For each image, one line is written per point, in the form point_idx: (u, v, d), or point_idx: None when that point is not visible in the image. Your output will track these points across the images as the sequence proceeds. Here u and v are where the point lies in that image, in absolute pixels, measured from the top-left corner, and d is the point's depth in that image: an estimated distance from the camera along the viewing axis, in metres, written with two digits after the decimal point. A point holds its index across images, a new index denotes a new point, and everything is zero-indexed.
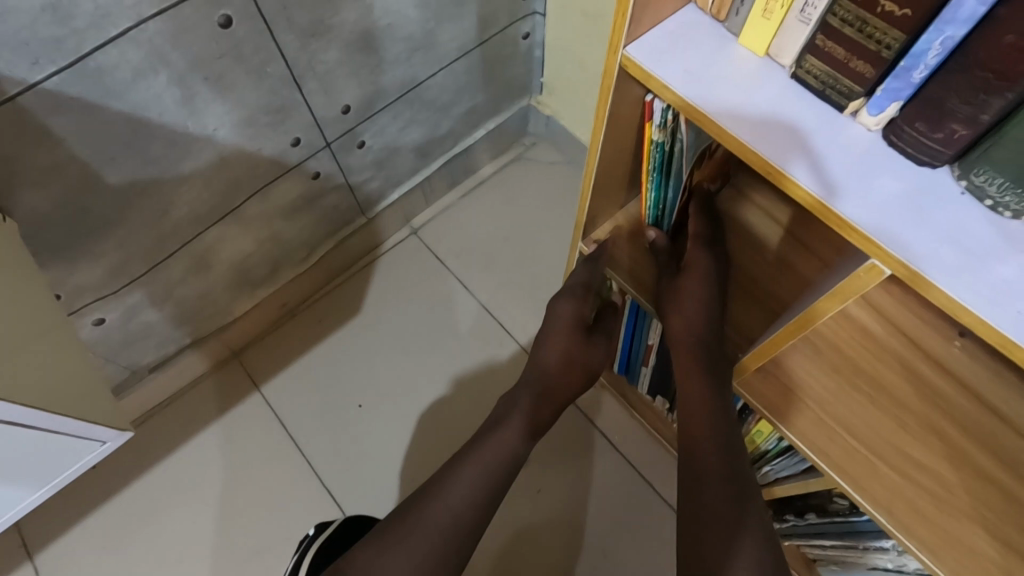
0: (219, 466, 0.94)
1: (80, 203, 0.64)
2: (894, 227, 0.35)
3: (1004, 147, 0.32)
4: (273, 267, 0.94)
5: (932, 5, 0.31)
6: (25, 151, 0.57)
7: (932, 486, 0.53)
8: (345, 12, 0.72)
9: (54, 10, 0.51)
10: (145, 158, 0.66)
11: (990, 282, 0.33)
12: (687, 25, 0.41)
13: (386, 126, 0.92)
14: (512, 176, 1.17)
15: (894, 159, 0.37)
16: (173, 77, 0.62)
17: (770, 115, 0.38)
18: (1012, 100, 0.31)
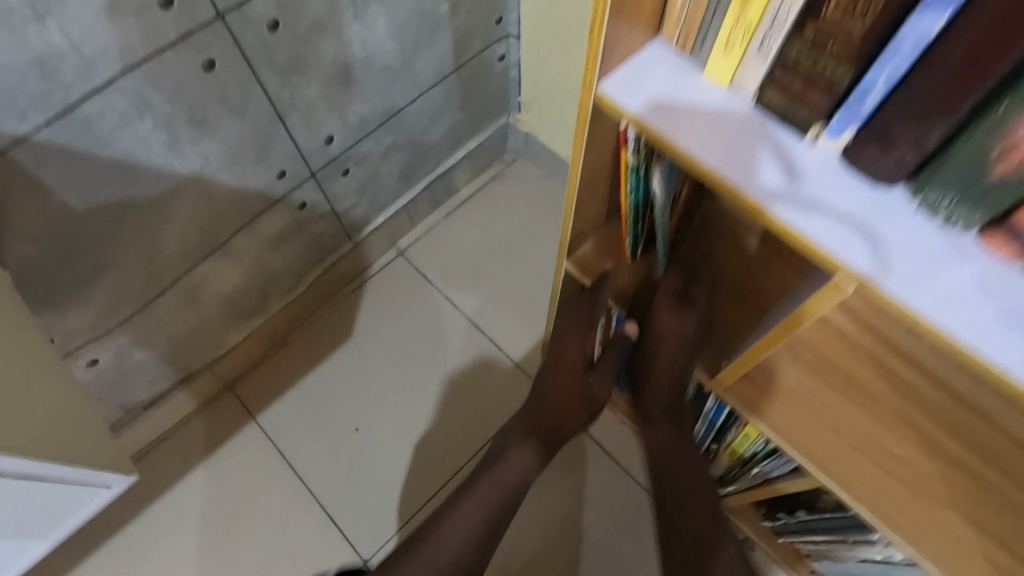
0: (218, 499, 0.95)
1: (71, 248, 0.65)
2: (854, 245, 0.37)
3: (950, 168, 0.34)
4: (263, 297, 0.95)
5: (877, 43, 0.33)
6: (15, 202, 0.58)
7: (910, 477, 0.55)
8: (324, 47, 0.74)
9: (41, 67, 0.52)
10: (133, 201, 0.67)
11: (945, 291, 0.35)
12: (654, 59, 0.43)
13: (369, 153, 0.93)
14: (494, 193, 1.19)
15: (853, 179, 0.39)
16: (159, 121, 0.63)
17: (734, 143, 0.40)
18: (954, 125, 0.33)
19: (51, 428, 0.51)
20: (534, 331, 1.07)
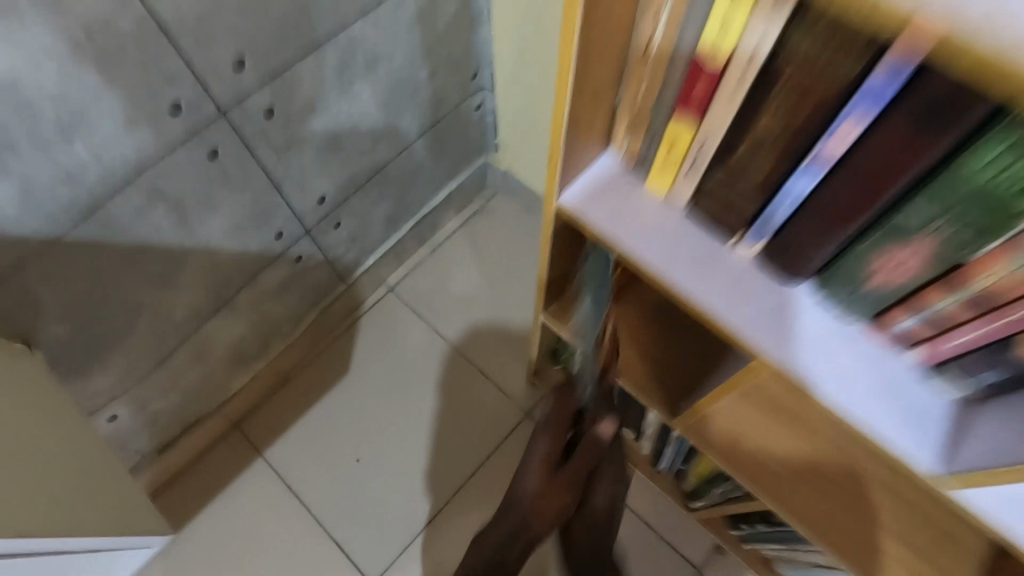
0: (231, 532, 1.02)
1: (94, 323, 0.71)
2: (767, 334, 0.46)
3: (833, 280, 0.43)
4: (265, 343, 1.02)
5: (771, 187, 0.41)
6: (45, 290, 0.64)
7: (848, 500, 0.63)
8: (315, 123, 0.80)
9: (68, 178, 0.59)
10: (149, 276, 0.73)
11: (834, 371, 0.45)
12: (605, 173, 0.52)
13: (358, 205, 1.00)
14: (477, 227, 1.27)
15: (766, 278, 0.47)
16: (170, 207, 0.70)
17: (671, 248, 0.49)
18: (833, 251, 0.41)
19: (80, 509, 0.59)
20: (519, 359, 1.15)
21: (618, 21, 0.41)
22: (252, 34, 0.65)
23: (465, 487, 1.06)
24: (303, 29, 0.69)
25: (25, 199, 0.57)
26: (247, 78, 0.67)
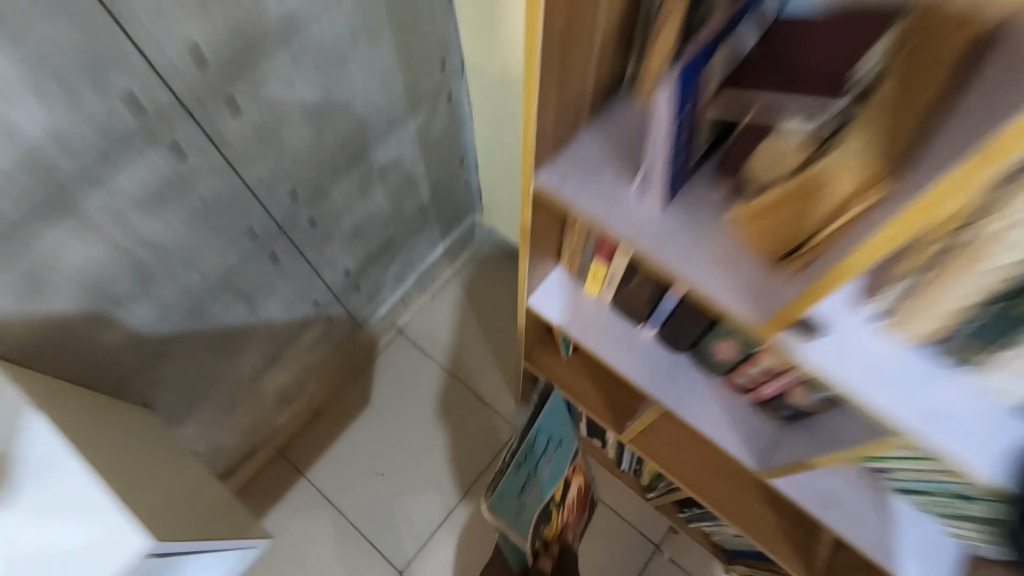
0: (284, 537, 1.27)
1: (189, 386, 0.96)
2: (660, 386, 0.72)
3: (696, 354, 0.69)
4: (303, 384, 1.26)
5: (651, 303, 0.67)
6: (162, 369, 0.89)
7: (743, 490, 0.91)
8: (342, 221, 1.04)
9: (182, 293, 0.83)
10: (227, 348, 0.98)
11: (702, 409, 0.71)
12: (557, 279, 0.77)
13: (373, 270, 1.24)
14: (469, 273, 1.51)
15: (660, 349, 0.73)
16: (242, 299, 0.94)
17: (600, 331, 0.75)
18: (691, 340, 0.67)
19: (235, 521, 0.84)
20: (509, 384, 1.40)
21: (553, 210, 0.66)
22: (300, 174, 0.89)
23: (470, 492, 1.31)
24: (335, 163, 0.93)
25: (156, 312, 0.81)
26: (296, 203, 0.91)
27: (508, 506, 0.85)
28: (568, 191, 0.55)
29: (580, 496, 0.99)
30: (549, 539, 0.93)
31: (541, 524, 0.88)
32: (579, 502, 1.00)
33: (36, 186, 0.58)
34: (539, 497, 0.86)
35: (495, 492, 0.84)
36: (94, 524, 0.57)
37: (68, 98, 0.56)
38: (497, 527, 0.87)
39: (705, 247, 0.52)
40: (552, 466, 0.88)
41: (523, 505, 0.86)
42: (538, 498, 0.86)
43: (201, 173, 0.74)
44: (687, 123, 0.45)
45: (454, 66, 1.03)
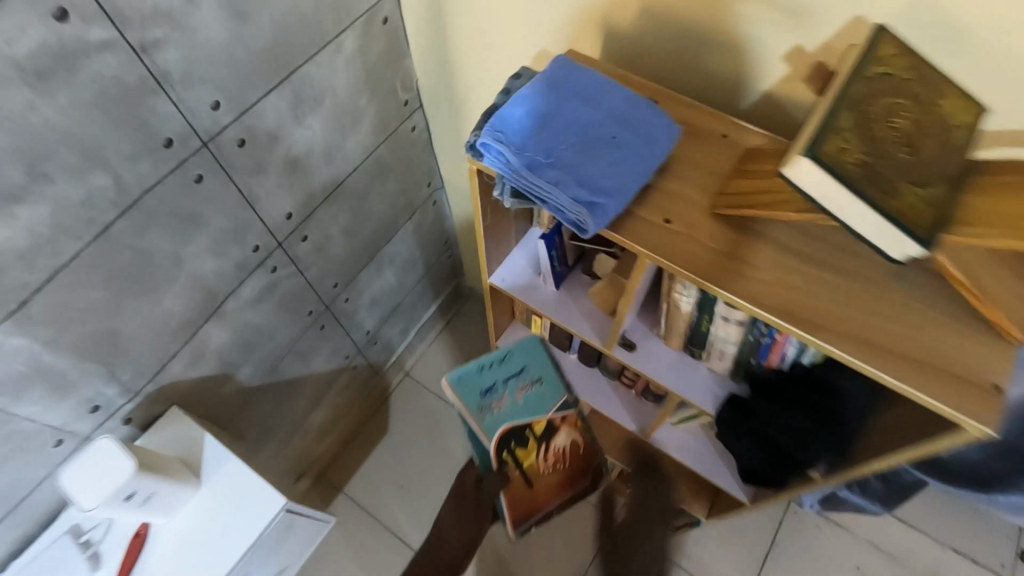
0: (331, 540, 1.61)
1: (264, 422, 1.35)
2: (584, 390, 1.13)
3: (603, 367, 1.11)
4: (337, 419, 1.65)
5: (568, 338, 1.09)
6: (249, 409, 1.28)
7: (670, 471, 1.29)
8: (363, 295, 1.46)
9: (267, 357, 1.23)
10: (288, 393, 1.38)
11: (610, 402, 1.12)
12: (515, 328, 1.20)
13: (385, 328, 1.65)
14: (457, 325, 1.92)
15: (582, 367, 1.15)
16: (298, 356, 1.34)
17: None
18: (596, 358, 1.09)
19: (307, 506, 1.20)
20: None
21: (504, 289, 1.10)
22: (338, 271, 1.30)
23: None
24: (359, 257, 1.35)
25: (252, 370, 1.22)
26: (334, 289, 1.33)
27: (469, 395, 0.94)
28: (505, 288, 0.93)
29: (577, 457, 0.96)
30: (520, 463, 0.93)
31: (511, 441, 0.92)
32: (572, 460, 0.96)
33: (204, 302, 0.98)
34: (504, 412, 0.93)
35: (458, 374, 0.94)
36: (253, 492, 0.96)
37: (224, 251, 0.97)
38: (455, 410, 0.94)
39: (582, 308, 0.91)
40: (527, 394, 0.95)
41: (484, 407, 0.93)
42: (507, 411, 0.93)
43: (283, 280, 1.15)
44: (555, 252, 0.86)
45: (436, 185, 1.47)
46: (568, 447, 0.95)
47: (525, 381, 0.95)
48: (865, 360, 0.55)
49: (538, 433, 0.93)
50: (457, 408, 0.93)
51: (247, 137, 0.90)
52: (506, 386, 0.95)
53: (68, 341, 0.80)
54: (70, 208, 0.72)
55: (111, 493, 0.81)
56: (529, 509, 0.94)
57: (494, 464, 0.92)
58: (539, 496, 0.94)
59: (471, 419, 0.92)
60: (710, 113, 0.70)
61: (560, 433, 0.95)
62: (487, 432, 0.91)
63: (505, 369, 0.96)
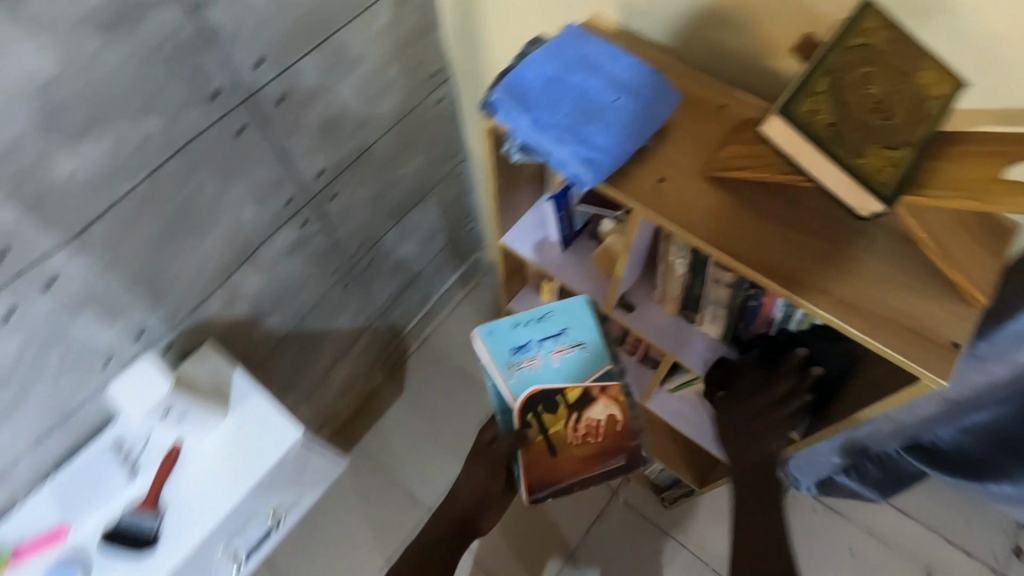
0: (346, 490, 1.68)
1: (288, 371, 1.42)
2: None
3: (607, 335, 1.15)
4: (356, 377, 1.71)
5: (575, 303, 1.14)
6: (275, 356, 1.35)
7: (677, 447, 1.31)
8: (386, 257, 1.51)
9: (294, 308, 1.30)
10: (311, 345, 1.44)
11: None
12: (528, 293, 1.26)
13: (407, 293, 1.71)
14: (476, 297, 1.96)
15: None
16: (321, 310, 1.40)
17: None
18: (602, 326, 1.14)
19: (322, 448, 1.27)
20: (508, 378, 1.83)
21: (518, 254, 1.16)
22: (364, 232, 1.37)
23: None
24: (384, 220, 1.41)
25: (280, 319, 1.28)
26: (359, 248, 1.39)
27: (500, 349, 0.90)
28: (515, 247, 0.99)
29: (612, 434, 0.88)
30: (546, 429, 0.87)
31: (538, 403, 0.88)
32: (606, 436, 0.87)
33: (239, 247, 1.07)
34: (536, 371, 0.89)
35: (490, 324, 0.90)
36: (276, 424, 1.05)
37: (260, 202, 1.05)
38: (482, 359, 0.90)
39: (586, 271, 0.97)
40: (564, 357, 0.90)
41: (515, 364, 0.89)
42: (539, 372, 0.89)
43: (312, 235, 1.22)
44: (562, 214, 0.91)
45: (461, 157, 1.53)
46: (603, 421, 0.87)
47: (563, 343, 0.90)
48: (833, 313, 0.59)
49: (570, 401, 0.88)
50: (485, 359, 0.90)
51: (286, 95, 0.98)
52: (542, 345, 0.90)
53: (120, 269, 0.89)
54: (128, 147, 0.81)
55: (150, 405, 0.93)
56: (547, 476, 0.87)
57: (517, 423, 0.88)
58: (562, 466, 0.87)
59: (497, 374, 0.89)
60: (712, 85, 0.74)
61: (596, 405, 0.88)
62: (511, 389, 0.88)
63: (541, 328, 0.91)
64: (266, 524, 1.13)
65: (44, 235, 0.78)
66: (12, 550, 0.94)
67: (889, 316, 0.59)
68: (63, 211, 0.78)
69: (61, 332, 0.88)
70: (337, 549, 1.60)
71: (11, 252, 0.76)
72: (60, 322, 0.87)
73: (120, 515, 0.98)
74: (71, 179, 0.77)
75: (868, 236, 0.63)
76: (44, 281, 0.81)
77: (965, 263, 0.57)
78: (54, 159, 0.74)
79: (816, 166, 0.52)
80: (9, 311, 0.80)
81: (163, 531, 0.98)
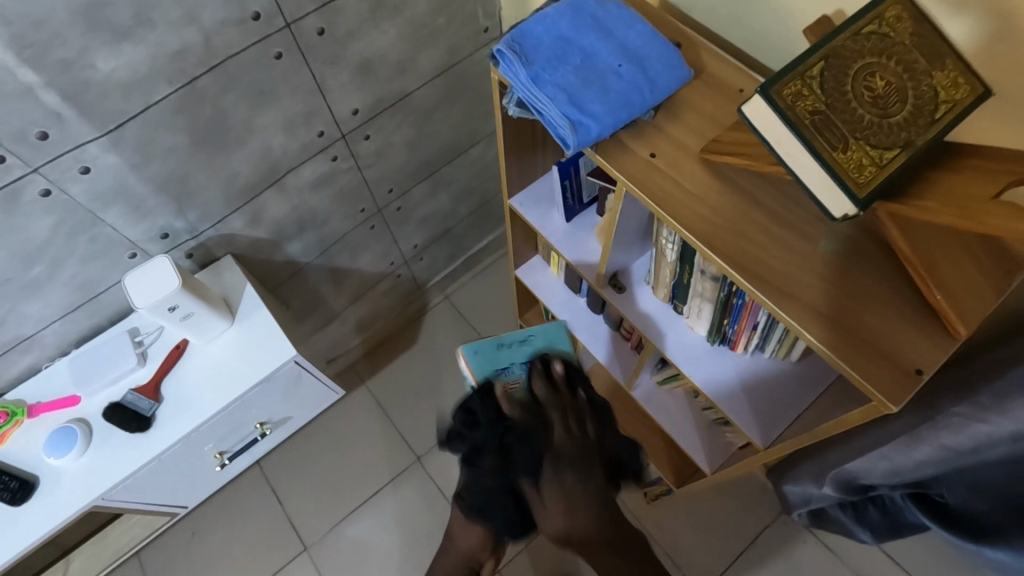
0: (348, 423, 1.76)
1: (307, 298, 1.49)
2: (585, 334, 1.16)
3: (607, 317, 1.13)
4: (374, 318, 1.77)
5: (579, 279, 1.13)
6: (295, 282, 1.41)
7: (666, 447, 1.28)
8: (416, 208, 1.54)
9: (318, 239, 1.36)
10: (331, 278, 1.50)
11: (607, 352, 1.14)
12: (538, 263, 1.25)
13: (434, 244, 1.73)
14: (504, 263, 1.96)
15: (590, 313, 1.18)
16: (345, 247, 1.45)
17: (557, 296, 1.21)
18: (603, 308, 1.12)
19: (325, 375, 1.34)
20: None
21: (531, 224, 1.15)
22: (394, 178, 1.39)
23: None
24: (417, 170, 1.43)
25: (303, 248, 1.34)
26: (388, 193, 1.42)
27: (482, 369, 0.86)
28: (520, 209, 0.99)
29: None
30: None
31: None
32: None
33: (267, 170, 1.12)
34: None
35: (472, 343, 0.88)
36: (274, 340, 1.11)
37: (292, 129, 1.09)
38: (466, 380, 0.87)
39: (586, 245, 0.95)
40: None
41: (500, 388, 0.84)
42: None
43: (341, 171, 1.26)
44: (568, 182, 0.90)
45: None
46: None
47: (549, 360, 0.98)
48: (792, 317, 0.57)
49: None
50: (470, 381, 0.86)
51: (328, 28, 1.01)
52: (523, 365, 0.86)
53: (150, 171, 0.96)
54: (166, 55, 0.85)
55: (156, 301, 0.97)
56: None
57: None
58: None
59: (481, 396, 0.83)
60: (733, 68, 0.70)
61: None
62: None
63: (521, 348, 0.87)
64: (253, 432, 1.21)
65: (82, 126, 0.84)
66: (31, 407, 1.06)
67: (855, 333, 0.55)
68: (101, 106, 0.84)
69: (92, 219, 0.96)
70: (331, 475, 1.69)
71: (51, 136, 0.83)
72: (91, 210, 0.94)
73: (122, 396, 1.06)
74: (111, 77, 0.83)
75: (850, 243, 0.59)
76: (79, 169, 0.88)
77: (947, 285, 0.53)
78: (97, 55, 0.80)
79: (794, 156, 0.49)
80: (46, 191, 0.88)
81: (157, 418, 1.06)
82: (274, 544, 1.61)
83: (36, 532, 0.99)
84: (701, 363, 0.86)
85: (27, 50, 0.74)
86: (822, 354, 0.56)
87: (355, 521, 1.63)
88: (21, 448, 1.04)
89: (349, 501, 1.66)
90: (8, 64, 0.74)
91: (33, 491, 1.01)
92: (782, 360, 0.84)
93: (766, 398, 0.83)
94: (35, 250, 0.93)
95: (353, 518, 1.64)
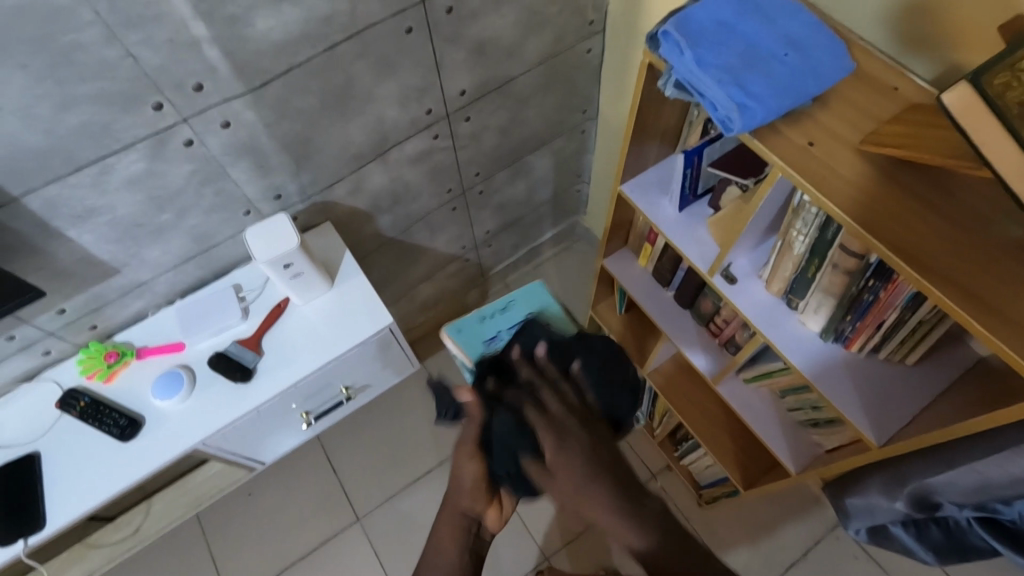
0: (405, 400, 1.78)
1: (384, 272, 1.52)
2: (672, 328, 1.18)
3: (697, 313, 1.14)
4: (436, 299, 1.80)
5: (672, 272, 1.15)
6: (377, 257, 1.45)
7: (733, 448, 1.29)
8: (495, 194, 1.56)
9: (405, 215, 1.38)
10: (408, 255, 1.54)
11: (694, 347, 1.15)
12: (623, 253, 1.27)
13: (502, 232, 1.75)
14: (564, 258, 1.99)
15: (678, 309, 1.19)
16: (425, 226, 1.48)
17: (644, 289, 1.22)
18: (693, 302, 1.14)
19: None
20: None
21: (628, 215, 1.17)
22: (482, 162, 1.42)
23: None
24: (504, 156, 1.45)
25: (391, 223, 1.38)
26: (474, 177, 1.44)
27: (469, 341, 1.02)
28: (632, 194, 1.01)
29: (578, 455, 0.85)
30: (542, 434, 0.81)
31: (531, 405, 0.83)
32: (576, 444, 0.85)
33: (376, 141, 1.15)
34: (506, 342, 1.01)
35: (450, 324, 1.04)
36: (370, 307, 1.15)
37: (405, 103, 1.12)
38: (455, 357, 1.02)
39: (696, 234, 0.97)
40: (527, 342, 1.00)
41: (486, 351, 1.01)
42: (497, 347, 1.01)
43: (438, 150, 1.29)
44: (691, 171, 0.90)
45: (590, 115, 1.54)
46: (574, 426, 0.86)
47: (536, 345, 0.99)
48: (949, 297, 0.58)
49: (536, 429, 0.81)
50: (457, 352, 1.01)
51: (455, 7, 1.03)
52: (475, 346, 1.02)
53: (279, 132, 1.00)
54: (316, 19, 0.89)
55: (276, 257, 1.01)
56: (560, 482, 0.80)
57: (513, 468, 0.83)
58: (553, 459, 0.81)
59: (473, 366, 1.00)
60: (890, 69, 0.71)
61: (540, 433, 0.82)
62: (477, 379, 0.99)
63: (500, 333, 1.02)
64: (338, 396, 1.25)
65: (232, 81, 0.88)
66: (138, 350, 1.11)
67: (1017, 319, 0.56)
68: (251, 64, 0.88)
69: (221, 173, 1.00)
70: (385, 448, 1.72)
71: (204, 88, 0.87)
72: (221, 163, 0.98)
73: (226, 347, 1.10)
74: (265, 37, 0.86)
75: (1009, 237, 0.61)
76: (220, 123, 0.92)
77: None
78: (258, 15, 0.83)
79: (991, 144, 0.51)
80: (189, 141, 0.92)
81: (259, 370, 1.10)
82: (329, 511, 1.64)
83: (140, 466, 1.03)
84: (815, 362, 0.87)
85: (203, 5, 0.78)
86: (977, 337, 0.57)
87: (407, 496, 1.65)
88: (129, 386, 1.09)
89: (404, 475, 1.68)
90: (184, 15, 0.78)
91: (140, 429, 1.06)
92: (895, 363, 0.85)
93: (882, 402, 0.82)
94: (168, 196, 0.97)
95: (406, 491, 1.66)
